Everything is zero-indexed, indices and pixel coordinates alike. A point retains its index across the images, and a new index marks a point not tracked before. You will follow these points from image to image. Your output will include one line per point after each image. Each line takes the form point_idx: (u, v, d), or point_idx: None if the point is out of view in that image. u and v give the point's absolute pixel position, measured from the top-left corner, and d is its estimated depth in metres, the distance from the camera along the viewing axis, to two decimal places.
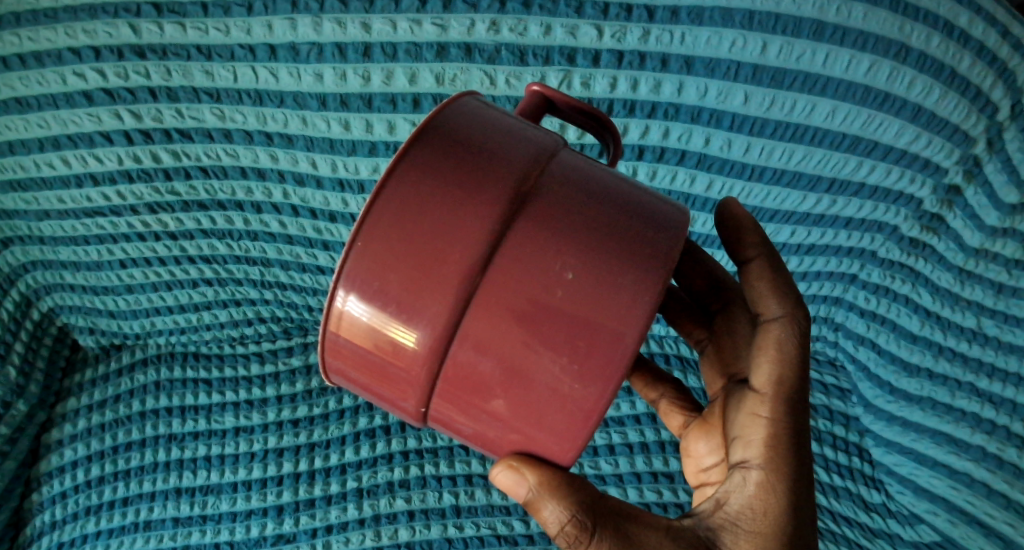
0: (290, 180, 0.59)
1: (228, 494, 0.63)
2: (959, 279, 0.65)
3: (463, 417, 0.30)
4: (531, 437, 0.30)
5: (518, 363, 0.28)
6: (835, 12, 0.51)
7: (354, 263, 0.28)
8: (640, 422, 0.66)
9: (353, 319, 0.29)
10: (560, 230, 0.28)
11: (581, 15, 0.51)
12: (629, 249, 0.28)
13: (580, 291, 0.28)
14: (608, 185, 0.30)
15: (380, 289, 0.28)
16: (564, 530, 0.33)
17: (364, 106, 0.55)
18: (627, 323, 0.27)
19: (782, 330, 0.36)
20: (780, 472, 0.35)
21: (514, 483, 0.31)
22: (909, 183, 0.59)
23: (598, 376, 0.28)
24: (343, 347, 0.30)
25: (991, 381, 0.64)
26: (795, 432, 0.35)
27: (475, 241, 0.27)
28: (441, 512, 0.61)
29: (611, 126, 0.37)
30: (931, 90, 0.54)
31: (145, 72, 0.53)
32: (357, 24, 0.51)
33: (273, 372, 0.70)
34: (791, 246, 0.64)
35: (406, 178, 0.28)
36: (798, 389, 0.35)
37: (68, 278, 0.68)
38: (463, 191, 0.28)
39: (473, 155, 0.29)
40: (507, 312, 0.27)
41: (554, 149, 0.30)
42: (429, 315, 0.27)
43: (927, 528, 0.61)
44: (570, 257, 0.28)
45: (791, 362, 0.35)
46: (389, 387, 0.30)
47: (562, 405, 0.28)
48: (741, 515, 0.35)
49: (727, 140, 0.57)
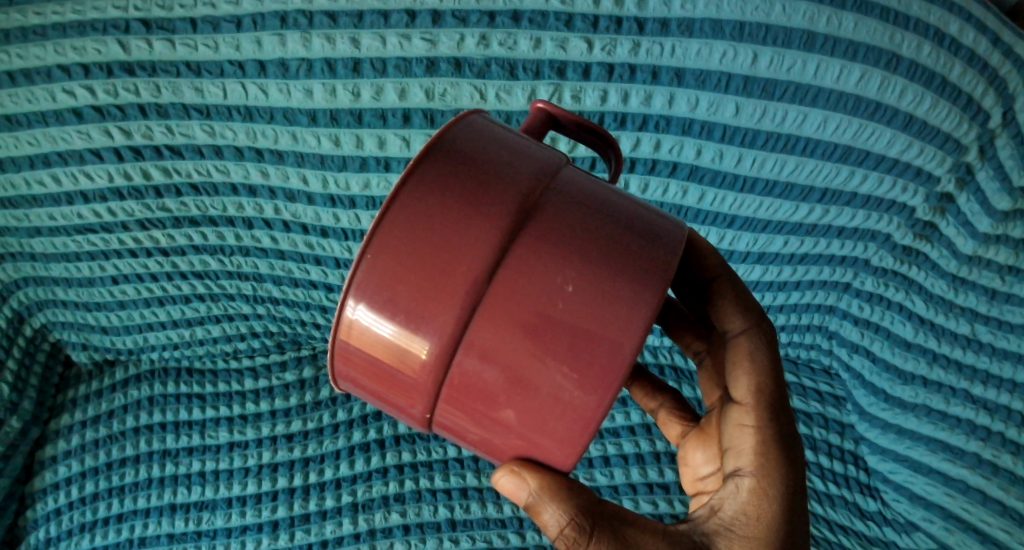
0: (280, 196, 0.59)
1: (222, 510, 0.63)
2: (952, 286, 0.65)
3: (469, 423, 0.30)
4: (533, 443, 0.30)
5: (523, 371, 0.28)
6: (825, 22, 0.52)
7: (366, 273, 0.28)
8: (634, 434, 0.66)
9: (364, 328, 0.29)
10: (564, 242, 0.28)
11: (570, 29, 0.52)
12: (630, 261, 0.28)
13: (583, 302, 0.28)
14: (610, 199, 0.30)
15: (390, 299, 0.28)
16: (564, 532, 0.33)
17: (355, 122, 0.55)
18: (627, 333, 0.27)
19: (751, 342, 0.37)
20: (770, 478, 0.35)
21: (515, 488, 0.31)
22: (901, 191, 0.60)
23: (598, 384, 0.28)
24: (354, 354, 0.30)
25: (985, 388, 0.64)
26: (783, 440, 0.35)
27: (482, 253, 0.27)
28: (436, 526, 0.61)
29: (614, 141, 0.37)
30: (922, 98, 0.54)
31: (134, 89, 0.53)
32: (346, 40, 0.51)
33: (267, 387, 0.70)
34: (784, 256, 0.65)
35: (416, 191, 0.28)
36: (777, 396, 0.36)
37: (59, 294, 0.67)
38: (470, 204, 0.28)
39: (483, 169, 0.29)
40: (512, 321, 0.27)
41: (559, 165, 0.30)
42: (438, 325, 0.27)
43: (923, 536, 0.61)
44: (573, 268, 0.28)
45: (765, 372, 0.36)
46: (397, 394, 0.30)
47: (563, 411, 0.28)
48: (736, 521, 0.35)
49: (718, 152, 0.57)
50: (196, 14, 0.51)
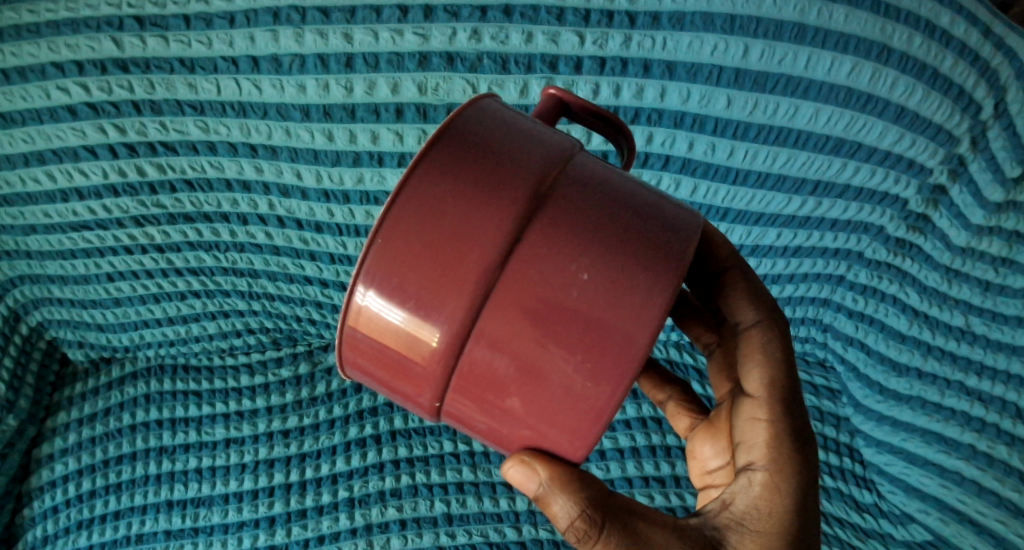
0: (274, 192, 0.59)
1: (219, 506, 0.63)
2: (947, 278, 0.65)
3: (478, 413, 0.30)
4: (542, 433, 0.30)
5: (533, 360, 0.28)
6: (815, 15, 0.52)
7: (376, 259, 0.28)
8: (629, 427, 0.66)
9: (373, 315, 0.28)
10: (576, 232, 0.27)
11: (562, 23, 0.52)
12: (643, 254, 0.28)
13: (594, 293, 0.27)
14: (623, 188, 0.30)
15: (399, 286, 0.28)
16: (574, 525, 0.32)
17: (348, 117, 0.55)
18: (639, 326, 0.27)
19: (763, 335, 0.37)
20: (783, 472, 0.34)
21: (525, 478, 0.31)
22: (893, 183, 0.60)
23: (610, 376, 0.28)
24: (361, 341, 0.30)
25: (980, 379, 0.64)
26: (796, 434, 0.35)
27: (492, 243, 0.27)
28: (433, 520, 0.61)
29: (626, 130, 0.37)
30: (913, 90, 0.54)
31: (128, 85, 0.54)
32: (338, 35, 0.51)
33: (263, 383, 0.70)
34: (778, 248, 0.65)
35: (426, 177, 0.28)
36: (790, 390, 0.36)
37: (56, 292, 0.68)
38: (480, 191, 0.27)
39: (494, 156, 0.28)
40: (522, 311, 0.27)
41: (571, 153, 0.30)
42: (448, 313, 0.27)
43: (919, 528, 0.61)
44: (584, 258, 0.27)
45: (777, 366, 0.36)
46: (404, 381, 0.30)
47: (573, 402, 0.28)
48: (747, 515, 0.34)
49: (710, 145, 0.57)
50: (189, 10, 0.51)
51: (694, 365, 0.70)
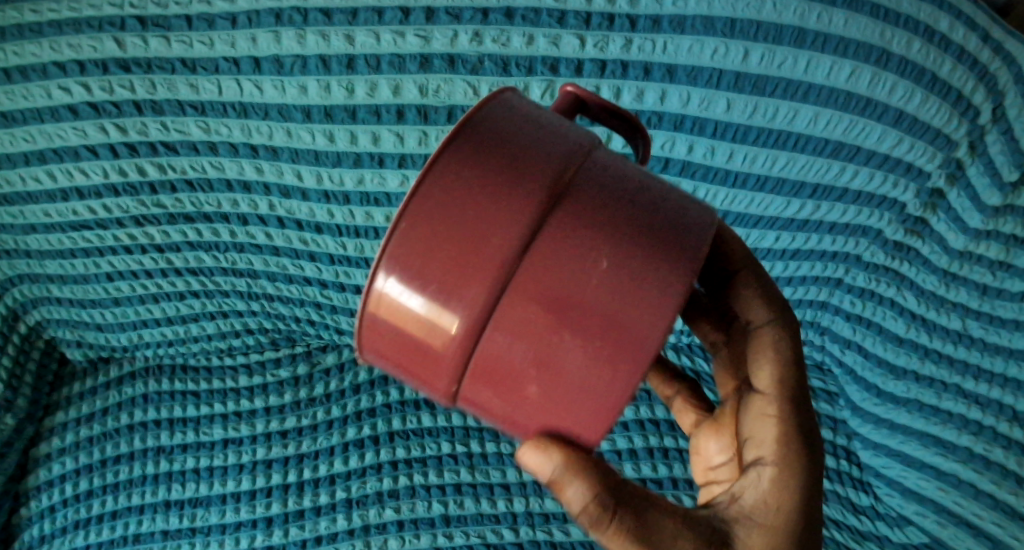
0: (275, 192, 0.60)
1: (217, 507, 0.63)
2: (943, 281, 0.66)
3: (493, 399, 0.30)
4: (556, 422, 0.30)
5: (551, 348, 0.28)
6: (815, 20, 0.52)
7: (399, 242, 0.28)
8: (627, 429, 0.67)
9: (393, 299, 0.28)
10: (597, 222, 0.28)
11: (563, 26, 0.52)
12: (661, 247, 0.28)
13: (613, 284, 0.27)
14: (642, 181, 0.30)
15: (420, 270, 0.28)
16: (587, 511, 0.32)
17: (349, 118, 0.55)
18: (656, 318, 0.27)
19: (774, 333, 0.37)
20: (793, 468, 0.34)
21: (541, 464, 0.31)
22: (892, 187, 0.60)
23: (626, 367, 0.28)
24: (380, 324, 0.30)
25: (976, 382, 0.64)
26: (805, 432, 0.35)
27: (515, 229, 0.27)
28: (430, 521, 0.61)
29: (642, 129, 0.37)
30: (912, 94, 0.55)
31: (130, 85, 0.54)
32: (341, 36, 0.51)
33: (261, 384, 0.70)
34: (777, 251, 0.65)
35: (450, 162, 0.28)
36: (800, 389, 0.36)
37: (55, 291, 0.68)
38: (503, 179, 0.27)
39: (519, 145, 0.28)
40: (541, 299, 0.27)
41: (592, 144, 0.30)
42: (469, 299, 0.27)
43: (916, 530, 0.61)
44: (605, 248, 0.27)
45: (788, 363, 0.36)
46: (420, 366, 0.30)
47: (588, 391, 0.28)
48: (756, 509, 0.34)
49: (710, 147, 0.57)
50: (192, 11, 0.51)
51: (692, 367, 0.70)
